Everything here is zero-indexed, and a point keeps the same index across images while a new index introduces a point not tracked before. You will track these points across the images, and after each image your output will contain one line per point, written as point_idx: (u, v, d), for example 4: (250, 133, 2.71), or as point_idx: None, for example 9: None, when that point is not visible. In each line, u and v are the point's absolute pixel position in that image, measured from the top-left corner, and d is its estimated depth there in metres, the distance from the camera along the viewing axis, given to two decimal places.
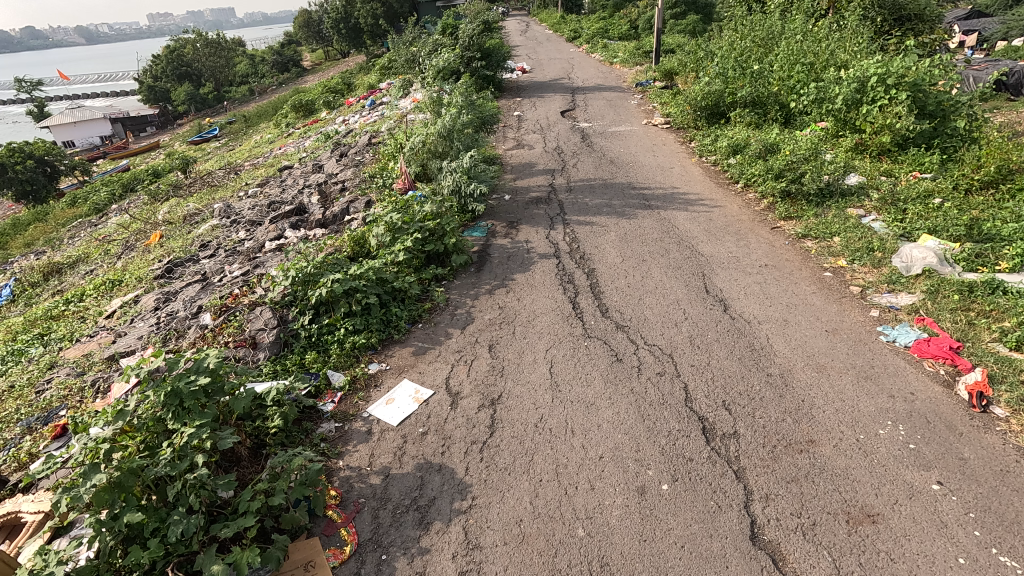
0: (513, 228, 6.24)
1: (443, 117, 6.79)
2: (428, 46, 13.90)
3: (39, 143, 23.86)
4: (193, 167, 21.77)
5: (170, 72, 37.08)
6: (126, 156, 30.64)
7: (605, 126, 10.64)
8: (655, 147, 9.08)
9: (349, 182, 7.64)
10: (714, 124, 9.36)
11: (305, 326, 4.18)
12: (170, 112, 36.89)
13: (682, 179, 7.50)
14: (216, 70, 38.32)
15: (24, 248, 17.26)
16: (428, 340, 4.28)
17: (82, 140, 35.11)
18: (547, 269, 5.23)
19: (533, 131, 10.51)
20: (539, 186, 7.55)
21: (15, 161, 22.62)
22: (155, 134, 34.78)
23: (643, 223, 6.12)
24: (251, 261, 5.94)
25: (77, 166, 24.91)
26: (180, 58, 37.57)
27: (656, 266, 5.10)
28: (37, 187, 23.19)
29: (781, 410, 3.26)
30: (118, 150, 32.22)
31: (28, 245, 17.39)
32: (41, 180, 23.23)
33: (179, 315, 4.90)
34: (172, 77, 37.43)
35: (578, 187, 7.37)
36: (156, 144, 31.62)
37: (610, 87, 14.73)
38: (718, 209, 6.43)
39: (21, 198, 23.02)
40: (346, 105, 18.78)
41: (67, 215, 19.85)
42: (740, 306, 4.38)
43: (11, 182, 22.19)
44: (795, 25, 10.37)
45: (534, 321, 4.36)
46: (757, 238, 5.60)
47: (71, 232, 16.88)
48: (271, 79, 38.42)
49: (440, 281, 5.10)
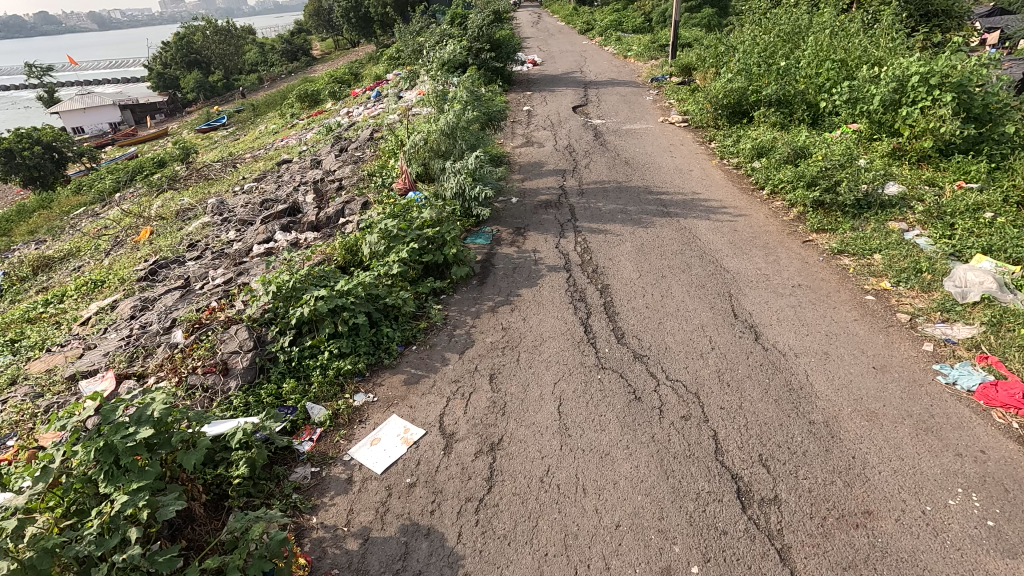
0: (520, 235, 5.77)
1: (446, 112, 6.30)
2: (436, 36, 13.39)
3: (46, 129, 23.56)
4: (199, 156, 21.44)
5: (179, 59, 36.81)
6: (134, 143, 30.43)
7: (619, 124, 10.12)
8: (673, 147, 8.57)
9: (347, 181, 7.20)
10: (736, 123, 8.82)
11: (285, 349, 3.73)
12: (179, 101, 36.40)
13: (702, 183, 7.00)
14: (224, 58, 37.90)
15: (28, 235, 17.01)
16: (422, 366, 3.83)
17: (91, 127, 34.87)
18: (556, 284, 4.76)
19: (544, 128, 10.03)
20: (549, 188, 7.06)
21: (24, 147, 22.37)
22: (162, 122, 34.47)
23: (661, 233, 5.62)
24: (236, 266, 5.49)
25: (86, 152, 24.66)
26: (189, 45, 37.24)
27: (677, 284, 4.61)
28: (45, 173, 22.89)
29: (829, 470, 2.78)
30: (126, 137, 31.94)
31: (32, 233, 17.07)
32: (50, 166, 22.93)
33: (150, 329, 4.45)
34: (181, 64, 37.13)
35: (590, 190, 6.88)
36: (164, 132, 31.30)
37: (625, 82, 14.18)
38: (743, 218, 5.92)
39: (29, 184, 22.78)
40: (352, 96, 18.35)
41: (72, 202, 19.60)
42: (773, 335, 3.89)
43: (19, 167, 21.93)
44: (823, 19, 9.77)
45: (541, 346, 3.90)
46: (788, 253, 5.09)
47: (74, 220, 16.60)
48: (280, 67, 37.95)
49: (439, 295, 4.64)
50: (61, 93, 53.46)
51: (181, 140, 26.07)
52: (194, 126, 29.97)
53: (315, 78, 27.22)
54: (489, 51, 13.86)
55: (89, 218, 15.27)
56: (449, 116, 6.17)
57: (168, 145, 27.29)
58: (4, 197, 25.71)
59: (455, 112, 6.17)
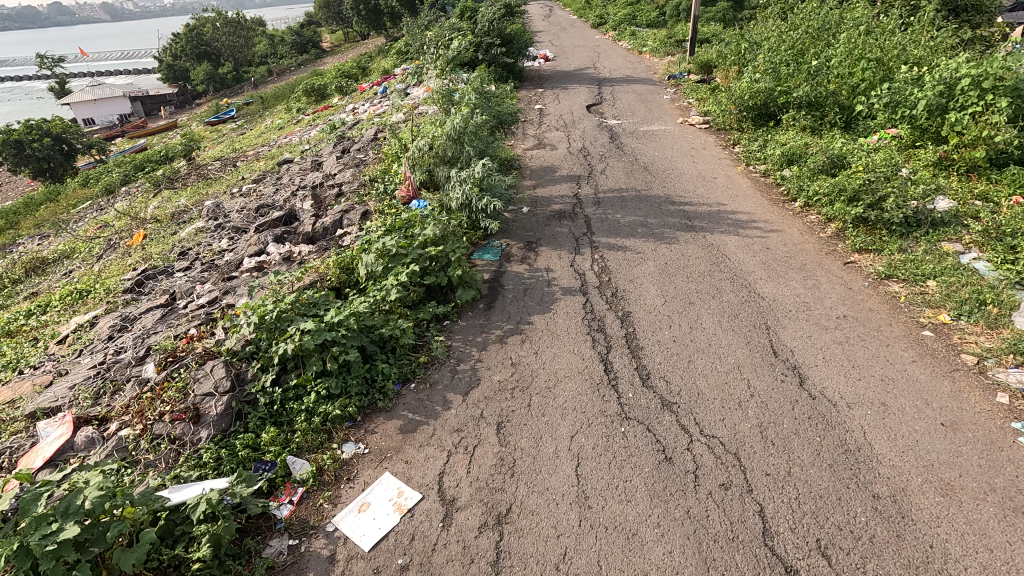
0: (531, 250, 5.30)
1: (453, 114, 5.83)
2: (444, 31, 12.90)
3: (55, 120, 23.27)
4: (205, 151, 21.10)
5: (190, 51, 36.57)
6: (143, 135, 30.17)
7: (635, 125, 9.61)
8: (694, 151, 8.07)
9: (347, 186, 6.76)
10: (762, 126, 8.29)
11: (266, 389, 3.31)
12: (189, 92, 36.80)
13: (728, 192, 6.50)
14: (232, 50, 37.68)
15: (33, 228, 16.69)
16: (421, 409, 3.39)
17: (101, 119, 34.71)
18: (572, 309, 4.30)
19: (556, 128, 9.54)
20: (562, 196, 6.59)
21: (33, 138, 22.12)
22: (171, 115, 34.21)
23: (686, 250, 5.15)
24: (223, 282, 5.06)
25: (95, 145, 24.40)
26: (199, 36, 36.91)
27: (707, 313, 4.14)
28: (54, 165, 22.63)
29: (903, 564, 2.32)
30: (135, 129, 31.70)
31: (37, 226, 16.76)
32: (58, 158, 22.66)
33: (124, 356, 4.04)
34: (191, 56, 36.88)
35: (607, 199, 6.40)
36: (173, 125, 31.03)
37: (640, 79, 13.62)
38: (775, 234, 5.43)
39: (38, 176, 22.54)
40: (360, 90, 17.92)
41: (78, 196, 19.30)
42: (821, 379, 3.41)
43: (28, 159, 21.66)
44: (855, 15, 9.21)
45: (556, 387, 3.45)
46: (828, 277, 4.60)
47: (78, 215, 16.28)
48: (289, 60, 37.53)
49: (441, 321, 4.19)
50: (72, 85, 53.39)
51: (189, 133, 25.74)
52: (202, 119, 29.70)
53: (322, 72, 26.79)
54: (499, 46, 13.33)
55: (91, 214, 14.92)
56: (455, 116, 5.68)
57: (176, 138, 26.98)
58: (14, 189, 25.52)
59: (462, 114, 5.70)
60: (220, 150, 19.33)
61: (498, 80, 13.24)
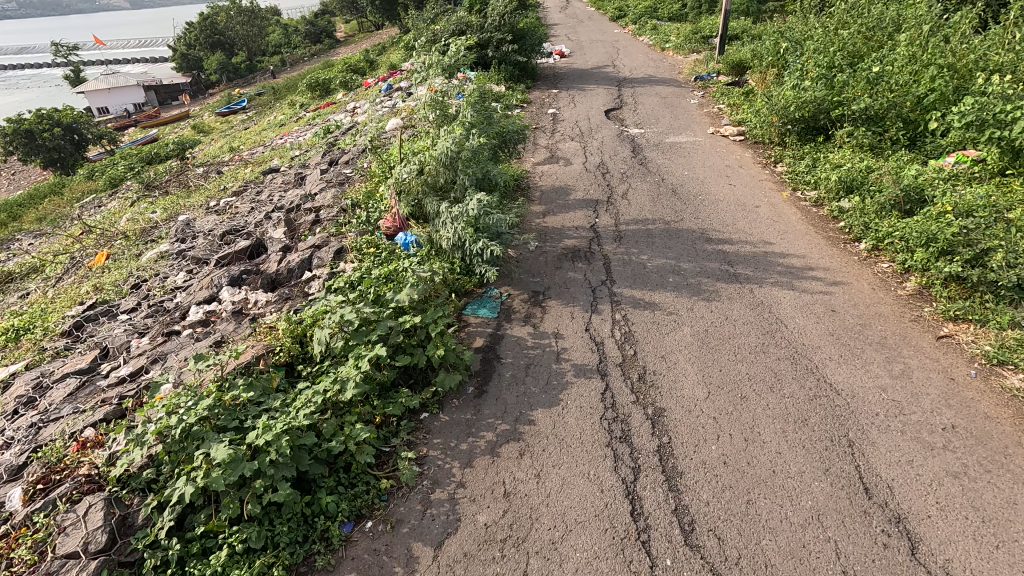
0: (537, 305, 4.33)
1: (446, 133, 4.85)
2: (452, 25, 11.88)
3: (64, 109, 22.55)
4: (208, 146, 20.32)
5: (204, 40, 35.09)
6: (155, 125, 29.54)
7: (660, 134, 8.56)
8: (730, 170, 7.02)
9: (325, 211, 5.83)
10: (810, 142, 7.20)
11: (159, 544, 2.38)
12: (203, 82, 35.89)
13: (775, 226, 5.46)
14: (246, 40, 36.58)
15: (33, 223, 15.98)
16: (375, 570, 2.45)
17: (115, 108, 34.19)
18: (586, 400, 3.32)
19: (571, 138, 8.53)
20: (576, 227, 5.60)
21: (44, 128, 21.47)
22: (182, 106, 33.53)
23: (729, 311, 4.13)
24: (159, 341, 4.15)
25: (104, 135, 23.76)
26: (214, 25, 35.33)
27: (765, 415, 3.15)
28: (65, 155, 21.99)
29: None
30: (147, 119, 31.04)
31: (37, 222, 16.06)
32: (69, 148, 21.97)
33: (4, 458, 3.14)
34: (206, 45, 35.41)
35: (629, 233, 5.40)
36: (185, 115, 30.26)
37: (664, 79, 12.50)
38: (841, 288, 4.38)
39: (49, 166, 21.91)
40: (365, 87, 17.01)
41: (80, 189, 18.58)
42: (940, 545, 2.41)
43: (37, 149, 21.01)
44: (918, 13, 8.06)
45: (563, 542, 2.49)
46: (920, 358, 3.56)
47: (74, 211, 15.53)
48: (303, 50, 36.62)
49: (416, 416, 3.24)
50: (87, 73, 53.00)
51: (198, 125, 25.00)
52: (212, 111, 29.02)
53: (330, 64, 26.00)
54: (510, 42, 12.28)
55: (85, 212, 14.14)
56: (447, 135, 4.70)
57: (186, 129, 26.25)
58: (26, 178, 24.96)
59: (456, 133, 4.72)
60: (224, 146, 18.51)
61: (509, 80, 12.21)
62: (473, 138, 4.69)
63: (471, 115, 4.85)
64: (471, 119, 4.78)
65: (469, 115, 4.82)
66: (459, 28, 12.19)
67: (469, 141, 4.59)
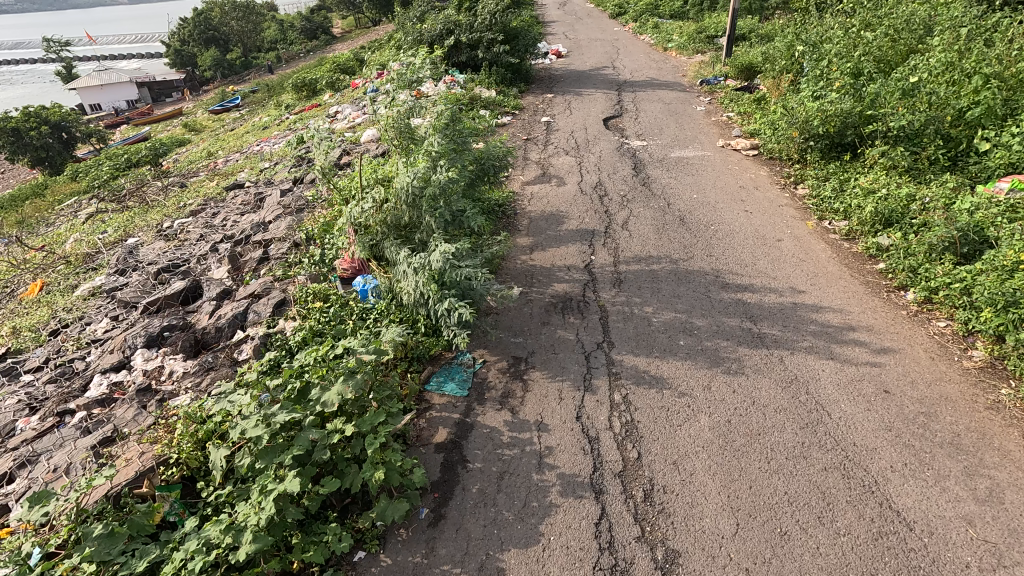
0: (517, 379, 3.51)
1: (410, 163, 4.01)
2: (438, 26, 11.28)
3: (51, 106, 21.62)
4: (194, 149, 19.51)
5: (197, 36, 33.91)
6: (147, 123, 28.58)
7: (665, 147, 7.73)
8: (744, 193, 6.17)
9: (276, 245, 5.01)
10: (834, 159, 6.37)
11: None
12: (199, 78, 35.08)
13: (802, 267, 4.64)
14: (241, 35, 35.08)
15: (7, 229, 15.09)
16: None
17: (106, 106, 33.28)
18: (573, 535, 2.51)
19: (565, 152, 7.71)
20: (568, 266, 4.79)
21: (30, 127, 20.56)
22: (173, 103, 32.59)
23: (755, 391, 3.31)
24: (43, 429, 3.34)
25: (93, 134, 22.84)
26: (208, 21, 34.08)
27: (816, 567, 2.33)
28: (53, 154, 21.03)
29: None
30: (139, 116, 30.08)
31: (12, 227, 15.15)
32: (57, 146, 21.03)
33: None
34: (200, 41, 34.28)
35: (631, 275, 4.58)
36: (178, 111, 29.30)
37: (667, 83, 11.64)
38: (891, 356, 3.57)
39: (37, 165, 20.93)
40: (352, 88, 16.22)
41: (62, 191, 17.70)
42: None
43: (23, 148, 20.10)
44: (953, 16, 7.26)
45: None
46: (1010, 470, 2.74)
47: (48, 217, 14.62)
48: (296, 46, 35.62)
49: (347, 561, 2.43)
50: (79, 70, 51.92)
51: (188, 124, 24.14)
52: (202, 109, 28.17)
53: (321, 62, 25.09)
54: (502, 43, 11.42)
55: (55, 220, 13.27)
56: (411, 168, 3.86)
57: (176, 129, 25.33)
58: (15, 176, 24.02)
59: (421, 164, 3.88)
60: (209, 149, 17.62)
61: (501, 83, 11.35)
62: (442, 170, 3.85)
63: (440, 141, 4.01)
64: (440, 147, 3.93)
65: (437, 141, 3.97)
66: (447, 28, 11.37)
67: (436, 174, 3.76)
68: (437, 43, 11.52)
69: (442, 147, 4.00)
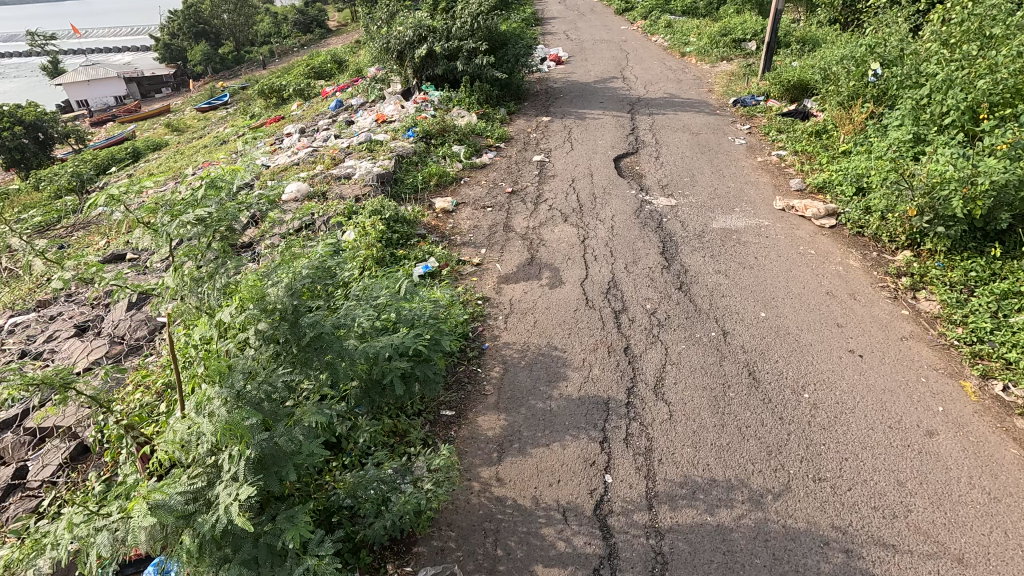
0: None
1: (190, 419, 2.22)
2: (410, 31, 9.11)
3: (26, 105, 19.45)
4: (164, 157, 17.27)
5: (187, 29, 31.45)
6: (133, 121, 26.24)
7: (703, 211, 5.57)
8: (838, 308, 4.02)
9: (52, 450, 2.88)
10: (974, 251, 4.23)
11: None
12: (187, 73, 32.41)
13: (1000, 524, 2.49)
14: (234, 29, 32.52)
15: None
16: None
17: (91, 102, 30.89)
18: None
19: (564, 216, 5.57)
20: (561, 508, 2.63)
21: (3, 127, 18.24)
22: (160, 100, 30.34)
23: None
24: None
25: (72, 133, 20.58)
26: (197, 14, 31.43)
27: None
28: (29, 155, 18.74)
29: None
30: (125, 113, 27.76)
31: None
32: (33, 148, 18.74)
33: None
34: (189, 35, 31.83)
35: (683, 543, 2.45)
36: (163, 108, 27.00)
37: (690, 102, 9.45)
38: None
39: (11, 167, 18.72)
40: (323, 97, 14.18)
41: (20, 199, 15.35)
42: None
43: None
44: None
45: None
46: None
47: None
48: (284, 40, 33.16)
49: None
50: (68, 63, 49.54)
51: (169, 125, 22.02)
52: (182, 110, 25.95)
53: (303, 60, 22.81)
54: (486, 53, 9.23)
55: None
56: (188, 459, 2.25)
57: (157, 129, 23.04)
58: None
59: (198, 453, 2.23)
60: (173, 161, 15.38)
61: (486, 102, 9.15)
62: (243, 463, 2.11)
63: (225, 390, 2.21)
64: (223, 409, 2.13)
65: (217, 397, 2.17)
66: (420, 33, 9.19)
67: (219, 484, 2.11)
68: (407, 52, 9.35)
69: (238, 401, 2.21)
